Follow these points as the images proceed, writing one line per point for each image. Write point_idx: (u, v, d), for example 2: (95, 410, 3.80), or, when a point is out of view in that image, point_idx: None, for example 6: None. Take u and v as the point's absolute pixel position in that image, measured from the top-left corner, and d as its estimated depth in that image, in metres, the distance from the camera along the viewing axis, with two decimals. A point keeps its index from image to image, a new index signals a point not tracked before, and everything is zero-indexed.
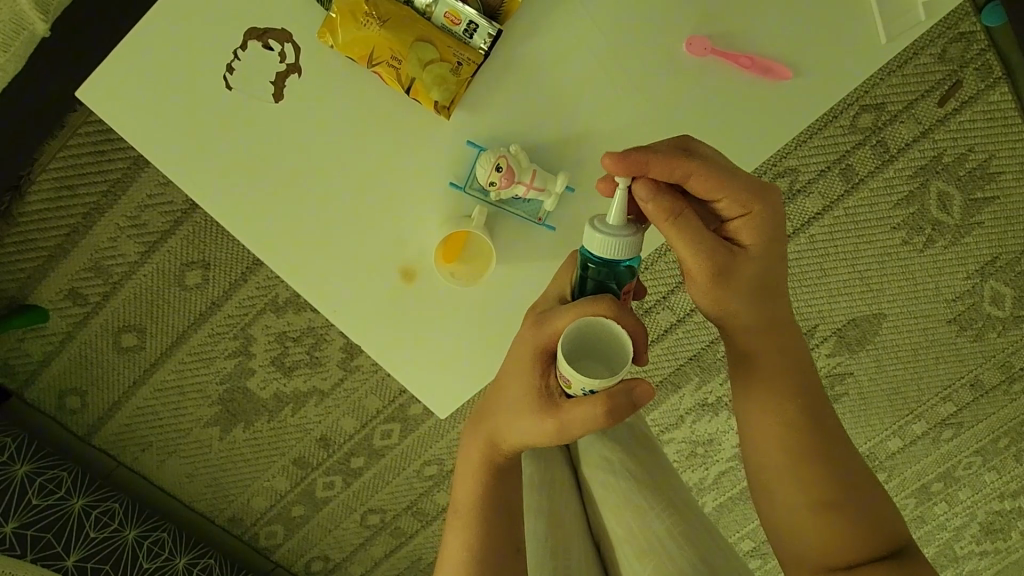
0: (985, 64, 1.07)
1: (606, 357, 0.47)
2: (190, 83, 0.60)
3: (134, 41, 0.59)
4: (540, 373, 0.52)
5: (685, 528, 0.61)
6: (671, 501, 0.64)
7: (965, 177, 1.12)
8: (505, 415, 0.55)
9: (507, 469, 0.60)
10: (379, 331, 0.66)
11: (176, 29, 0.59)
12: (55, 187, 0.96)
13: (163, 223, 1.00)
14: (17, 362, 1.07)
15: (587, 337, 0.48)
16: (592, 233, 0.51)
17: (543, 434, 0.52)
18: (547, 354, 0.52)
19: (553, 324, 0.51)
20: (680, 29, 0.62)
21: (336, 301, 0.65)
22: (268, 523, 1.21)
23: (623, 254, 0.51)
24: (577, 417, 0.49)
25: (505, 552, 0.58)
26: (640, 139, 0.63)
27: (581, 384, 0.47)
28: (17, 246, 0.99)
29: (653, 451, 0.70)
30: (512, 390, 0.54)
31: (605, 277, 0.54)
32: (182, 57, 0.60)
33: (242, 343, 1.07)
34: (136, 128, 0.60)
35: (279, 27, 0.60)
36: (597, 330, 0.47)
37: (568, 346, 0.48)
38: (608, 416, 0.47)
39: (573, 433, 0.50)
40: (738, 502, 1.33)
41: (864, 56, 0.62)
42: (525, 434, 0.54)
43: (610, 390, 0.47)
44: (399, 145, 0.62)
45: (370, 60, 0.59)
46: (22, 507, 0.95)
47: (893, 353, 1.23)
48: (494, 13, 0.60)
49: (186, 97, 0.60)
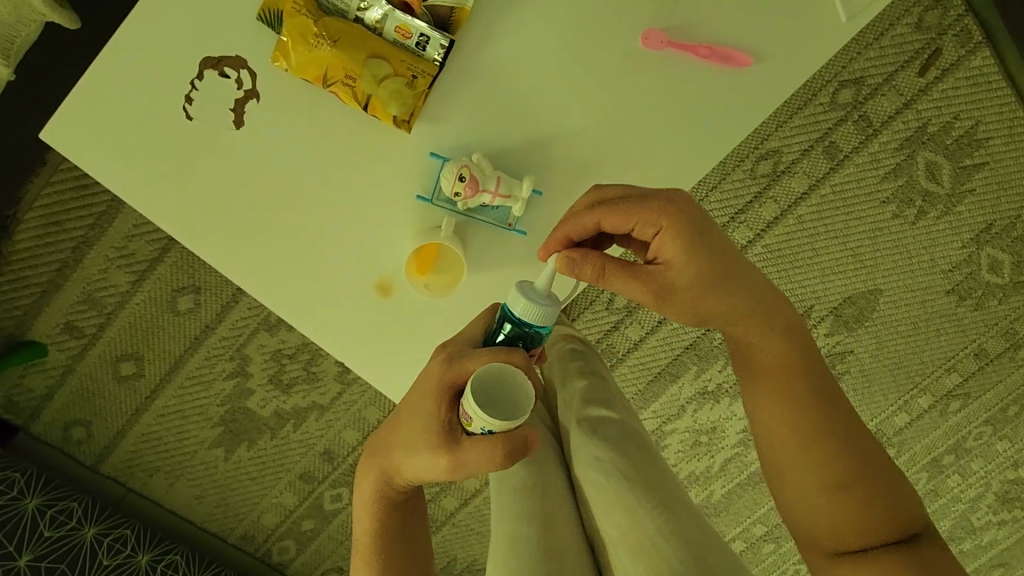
0: (964, 29, 1.06)
1: (510, 405, 0.49)
2: (180, 92, 0.60)
3: (124, 54, 0.59)
4: (444, 407, 0.53)
5: (676, 523, 0.61)
6: (662, 497, 0.63)
7: (953, 146, 1.11)
8: (403, 447, 0.56)
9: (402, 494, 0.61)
10: (380, 331, 0.66)
11: (150, 48, 0.60)
12: (43, 224, 0.97)
13: (151, 251, 1.01)
14: (21, 397, 1.09)
15: (496, 380, 0.50)
16: (518, 294, 0.54)
17: (440, 470, 0.53)
18: (453, 393, 0.53)
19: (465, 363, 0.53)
20: (636, 23, 0.61)
21: (337, 302, 0.65)
22: (280, 538, 1.22)
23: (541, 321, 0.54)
24: (467, 457, 0.51)
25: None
26: (610, 138, 0.63)
27: (482, 423, 0.49)
28: (10, 284, 1.00)
29: (645, 449, 0.69)
30: (415, 422, 0.55)
31: (515, 336, 0.56)
32: (161, 75, 0.60)
33: (239, 364, 1.09)
34: (132, 134, 0.61)
35: (234, 54, 0.61)
36: (507, 379, 0.50)
37: (478, 386, 0.49)
38: (500, 460, 0.50)
39: (469, 469, 0.51)
40: (746, 486, 1.34)
41: (826, 33, 0.62)
42: (424, 468, 0.54)
43: (506, 433, 0.49)
44: (365, 159, 0.62)
45: (325, 80, 0.60)
46: (35, 539, 0.97)
47: (893, 327, 1.22)
48: (444, 23, 0.60)
49: (180, 106, 0.61)
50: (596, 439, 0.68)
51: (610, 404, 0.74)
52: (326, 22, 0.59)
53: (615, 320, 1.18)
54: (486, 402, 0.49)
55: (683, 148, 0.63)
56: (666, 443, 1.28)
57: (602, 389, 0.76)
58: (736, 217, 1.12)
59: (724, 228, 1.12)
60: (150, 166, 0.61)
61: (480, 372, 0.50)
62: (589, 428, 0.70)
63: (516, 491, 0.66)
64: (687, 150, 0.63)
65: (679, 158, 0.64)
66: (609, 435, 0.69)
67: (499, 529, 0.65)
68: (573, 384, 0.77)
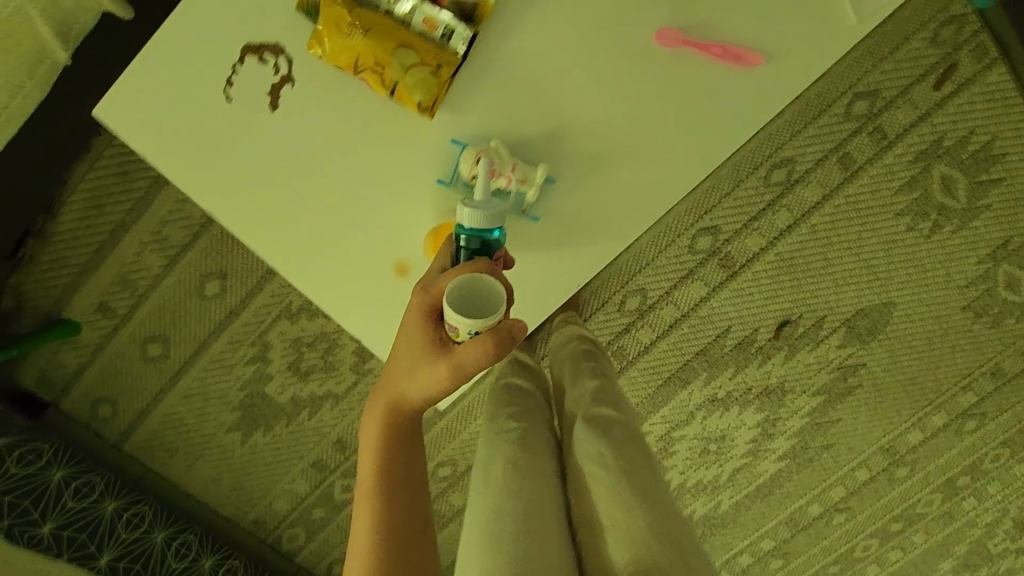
0: (980, 45, 1.06)
1: (488, 303, 0.57)
2: (219, 77, 0.65)
3: (172, 39, 0.64)
4: (431, 326, 0.60)
5: (671, 524, 0.59)
6: (658, 499, 0.62)
7: (969, 160, 1.11)
8: (402, 379, 0.61)
9: (401, 459, 0.62)
10: (388, 313, 0.70)
11: (192, 35, 0.64)
12: (85, 207, 1.02)
13: (183, 237, 1.06)
14: (52, 373, 1.14)
15: (468, 285, 0.57)
16: (464, 209, 0.59)
17: (439, 381, 0.59)
18: (435, 313, 0.61)
19: (440, 284, 0.60)
20: (651, 21, 0.64)
21: (347, 284, 0.69)
22: (290, 526, 1.25)
23: (488, 224, 0.59)
24: (464, 357, 0.57)
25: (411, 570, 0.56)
26: (625, 132, 0.66)
27: (466, 328, 0.56)
28: (50, 263, 1.05)
29: (645, 452, 0.69)
30: (409, 349, 0.61)
31: (476, 249, 0.62)
32: (203, 60, 0.64)
33: (260, 349, 1.13)
34: (173, 114, 0.65)
35: (274, 42, 0.64)
36: (479, 285, 0.57)
37: (454, 296, 0.57)
38: (494, 349, 0.56)
39: (466, 374, 0.58)
40: (754, 498, 1.34)
41: (837, 36, 0.64)
42: (423, 388, 0.60)
43: (491, 330, 0.56)
44: (387, 148, 0.66)
45: (356, 67, 0.63)
46: (59, 509, 1.01)
47: (906, 342, 1.23)
48: (469, 16, 0.64)
49: (217, 90, 0.65)
50: (600, 436, 0.69)
51: (616, 406, 0.75)
52: (360, 12, 0.62)
53: (626, 323, 1.19)
54: (466, 306, 0.57)
55: (685, 151, 0.66)
56: (675, 449, 1.29)
57: (611, 390, 0.79)
58: (749, 223, 1.13)
59: (737, 235, 1.14)
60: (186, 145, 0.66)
61: (454, 283, 0.57)
62: (594, 427, 0.71)
63: (506, 457, 0.65)
64: (696, 145, 0.66)
65: (692, 154, 0.66)
66: (614, 437, 0.69)
67: (479, 494, 0.63)
68: (584, 384, 0.81)
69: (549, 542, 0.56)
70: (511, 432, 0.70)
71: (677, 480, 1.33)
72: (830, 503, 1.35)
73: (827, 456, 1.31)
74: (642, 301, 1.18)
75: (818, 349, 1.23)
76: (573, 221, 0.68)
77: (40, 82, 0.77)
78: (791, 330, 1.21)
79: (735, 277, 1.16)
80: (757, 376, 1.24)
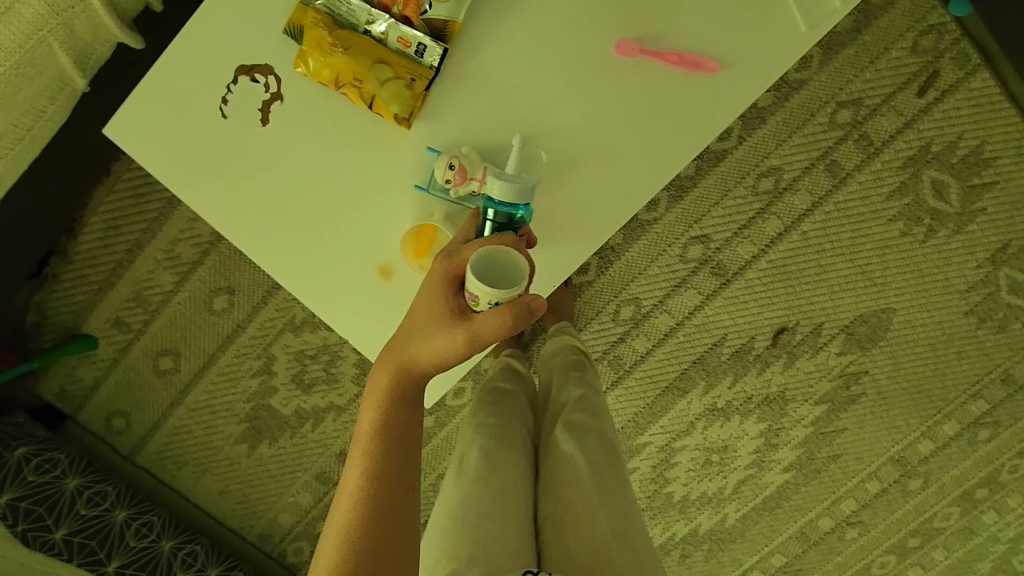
0: (961, 52, 1.08)
1: (509, 278, 0.60)
2: (215, 95, 0.68)
3: (171, 60, 0.68)
4: (452, 295, 0.63)
5: (625, 530, 0.62)
6: (620, 508, 0.64)
7: (959, 165, 1.12)
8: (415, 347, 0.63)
9: (397, 436, 0.62)
10: (376, 316, 0.73)
11: (190, 57, 0.68)
12: (104, 228, 1.09)
13: (193, 255, 1.12)
14: (71, 387, 1.19)
15: (492, 257, 0.60)
16: (495, 180, 0.62)
17: (454, 350, 0.61)
18: (456, 281, 0.63)
19: (463, 254, 0.63)
20: (612, 33, 0.68)
21: (338, 287, 0.73)
22: (295, 539, 1.27)
23: (516, 199, 0.62)
24: (482, 328, 0.59)
25: (393, 547, 0.56)
26: (592, 138, 0.69)
27: (488, 296, 0.59)
28: (70, 281, 1.12)
29: (617, 459, 0.70)
30: (425, 317, 0.63)
31: (504, 221, 0.65)
32: (201, 79, 0.68)
33: (265, 362, 1.17)
34: (173, 131, 0.69)
35: (264, 62, 0.68)
36: (503, 257, 0.60)
37: (477, 264, 0.60)
38: (511, 322, 0.58)
39: (481, 344, 0.60)
40: (762, 512, 1.32)
41: (790, 41, 0.67)
42: (436, 357, 0.62)
43: (510, 302, 0.59)
44: (372, 159, 0.70)
45: (337, 82, 0.67)
46: (73, 515, 1.06)
47: (909, 349, 1.21)
48: (439, 34, 0.68)
49: (214, 106, 0.69)
50: (576, 440, 0.70)
51: (595, 413, 0.74)
52: (339, 33, 0.66)
53: (621, 332, 1.20)
54: (487, 277, 0.60)
55: (649, 153, 0.69)
56: (676, 460, 1.28)
57: (593, 398, 0.77)
58: (739, 231, 1.15)
59: (728, 243, 1.16)
60: (186, 159, 0.69)
61: (479, 253, 0.60)
62: (571, 431, 0.71)
63: (478, 457, 0.68)
64: (658, 147, 0.69)
65: (654, 156, 0.69)
66: (587, 442, 0.70)
67: (448, 492, 0.66)
68: (569, 388, 0.79)
69: (503, 542, 0.59)
70: (485, 432, 0.72)
71: (681, 493, 1.31)
72: (842, 517, 1.31)
73: (835, 468, 1.28)
74: (636, 310, 1.19)
75: (818, 357, 1.22)
76: (546, 223, 0.71)
77: (60, 107, 0.78)
78: (788, 338, 1.21)
79: (728, 285, 1.18)
80: (757, 384, 1.24)
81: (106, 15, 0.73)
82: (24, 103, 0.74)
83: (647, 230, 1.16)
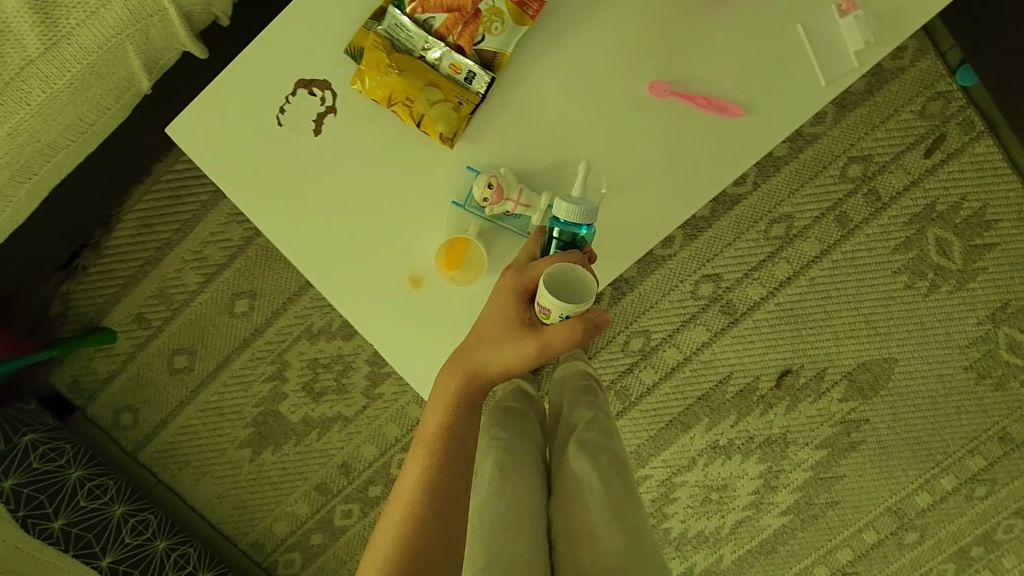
0: (967, 119, 1.14)
1: (576, 295, 0.63)
2: (274, 103, 0.73)
3: (236, 69, 0.72)
4: (520, 309, 0.67)
5: (637, 547, 0.61)
6: (632, 524, 0.63)
7: (962, 225, 1.17)
8: (484, 354, 0.68)
9: (456, 440, 0.68)
10: (402, 322, 0.76)
11: (255, 67, 0.72)
12: (138, 225, 1.13)
13: (221, 258, 1.15)
14: (84, 379, 1.21)
15: (561, 273, 0.63)
16: (560, 201, 0.64)
17: (520, 359, 0.66)
18: (524, 295, 0.67)
19: (532, 270, 0.67)
20: (646, 76, 0.73)
21: (370, 291, 0.76)
22: (287, 550, 1.27)
23: (583, 221, 0.64)
24: (548, 339, 0.63)
25: (442, 539, 0.62)
26: (620, 170, 0.74)
27: (558, 310, 0.62)
28: (98, 274, 1.15)
29: (628, 481, 0.69)
30: (495, 327, 0.68)
31: (569, 240, 0.68)
32: (262, 88, 0.73)
33: (278, 368, 1.19)
34: (232, 134, 0.73)
35: (322, 77, 0.73)
36: (572, 275, 0.63)
37: (549, 279, 0.63)
38: (578, 337, 0.62)
39: (550, 354, 0.64)
40: (757, 556, 1.31)
41: (805, 84, 0.72)
42: (503, 363, 0.67)
43: (580, 316, 0.62)
44: (412, 172, 0.74)
45: (389, 100, 0.71)
46: (72, 506, 1.06)
47: (909, 400, 1.23)
48: (488, 63, 0.72)
49: (272, 114, 0.73)
50: (588, 457, 0.70)
51: (608, 434, 0.74)
52: (396, 56, 0.71)
53: (629, 362, 1.23)
54: (556, 292, 0.63)
55: (672, 187, 0.74)
56: (675, 496, 1.28)
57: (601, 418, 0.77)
58: (749, 273, 1.19)
59: (738, 283, 1.19)
60: (241, 162, 0.74)
61: (547, 270, 0.63)
62: (583, 449, 0.71)
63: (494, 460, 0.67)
64: (682, 182, 0.74)
65: (677, 189, 0.74)
66: (599, 460, 0.70)
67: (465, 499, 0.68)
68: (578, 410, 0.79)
69: (517, 547, 0.58)
70: (498, 446, 0.69)
71: (678, 530, 1.30)
72: (837, 566, 1.30)
73: (832, 514, 1.28)
74: (645, 342, 1.22)
75: (820, 402, 1.24)
76: None
77: (123, 106, 0.83)
78: (792, 380, 1.23)
79: (736, 324, 1.21)
80: (759, 425, 1.25)
81: (179, 26, 0.79)
82: (93, 99, 0.79)
83: (661, 265, 1.19)
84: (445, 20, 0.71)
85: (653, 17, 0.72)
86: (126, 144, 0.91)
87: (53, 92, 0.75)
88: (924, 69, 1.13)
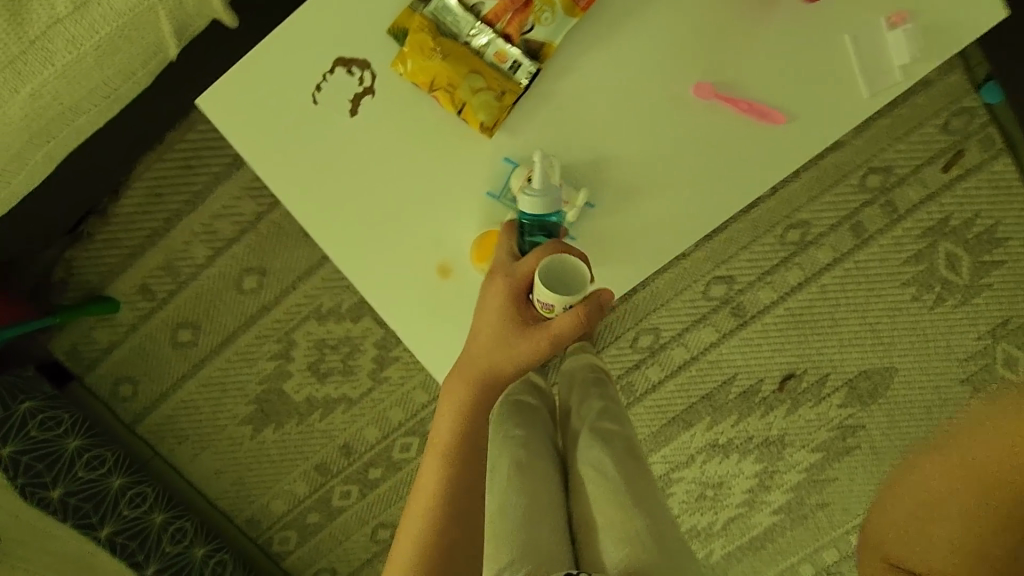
0: (988, 136, 1.15)
1: (574, 285, 0.65)
2: (310, 80, 0.71)
3: (273, 42, 0.70)
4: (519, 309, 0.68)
5: (660, 525, 0.60)
6: (650, 503, 0.63)
7: (973, 241, 1.18)
8: (492, 357, 0.69)
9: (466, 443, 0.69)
10: (429, 310, 0.75)
11: (292, 40, 0.70)
12: (148, 194, 1.11)
13: (233, 232, 1.13)
14: (85, 347, 1.18)
15: (553, 266, 0.65)
16: (522, 196, 0.67)
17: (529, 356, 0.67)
18: (519, 295, 0.69)
19: (520, 269, 0.68)
20: (692, 76, 0.72)
21: (397, 277, 0.74)
22: (283, 528, 1.26)
23: (545, 211, 0.67)
24: (555, 331, 0.65)
25: (464, 540, 0.62)
26: (656, 169, 0.73)
27: (560, 303, 0.64)
28: (104, 241, 1.12)
29: (643, 465, 0.69)
30: (496, 329, 0.69)
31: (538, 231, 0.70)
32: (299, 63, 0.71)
33: (284, 347, 1.18)
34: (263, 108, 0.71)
35: (362, 57, 0.71)
36: (564, 265, 0.65)
37: (543, 274, 0.64)
38: (583, 323, 0.64)
39: (558, 346, 0.66)
40: (746, 553, 1.33)
41: (848, 95, 0.72)
42: (511, 363, 0.68)
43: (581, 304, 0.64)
44: (447, 159, 0.73)
45: (431, 86, 0.70)
46: (69, 476, 1.04)
47: (906, 411, 1.25)
48: (534, 52, 0.71)
49: (306, 91, 0.71)
50: (603, 445, 0.70)
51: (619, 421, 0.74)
52: (441, 40, 0.69)
53: (637, 359, 1.23)
54: (553, 285, 0.64)
55: (707, 189, 0.73)
56: (671, 490, 1.29)
57: (615, 411, 0.77)
58: (762, 276, 1.20)
59: (750, 286, 1.20)
60: (270, 140, 0.72)
61: (538, 268, 0.65)
62: (596, 437, 0.71)
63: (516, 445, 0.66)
64: (718, 184, 0.73)
65: (712, 192, 0.73)
66: (614, 449, 0.70)
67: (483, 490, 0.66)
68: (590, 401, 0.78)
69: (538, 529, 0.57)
70: None
71: None
72: (823, 565, 1.32)
73: (821, 515, 1.31)
74: (654, 340, 1.22)
75: (820, 406, 1.26)
76: (604, 244, 0.74)
77: (148, 72, 0.81)
78: (794, 384, 1.25)
79: (745, 326, 1.22)
80: (759, 426, 1.27)
81: None
82: (121, 63, 0.77)
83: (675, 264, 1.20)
84: (494, 7, 0.70)
85: (703, 18, 0.71)
86: (149, 110, 0.88)
87: (79, 54, 0.72)
88: (952, 83, 1.14)
